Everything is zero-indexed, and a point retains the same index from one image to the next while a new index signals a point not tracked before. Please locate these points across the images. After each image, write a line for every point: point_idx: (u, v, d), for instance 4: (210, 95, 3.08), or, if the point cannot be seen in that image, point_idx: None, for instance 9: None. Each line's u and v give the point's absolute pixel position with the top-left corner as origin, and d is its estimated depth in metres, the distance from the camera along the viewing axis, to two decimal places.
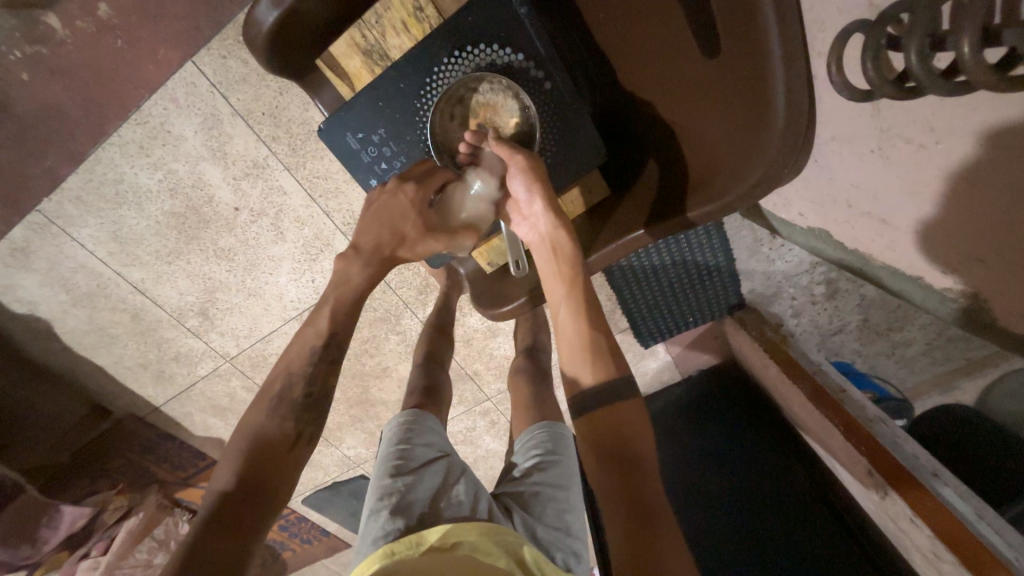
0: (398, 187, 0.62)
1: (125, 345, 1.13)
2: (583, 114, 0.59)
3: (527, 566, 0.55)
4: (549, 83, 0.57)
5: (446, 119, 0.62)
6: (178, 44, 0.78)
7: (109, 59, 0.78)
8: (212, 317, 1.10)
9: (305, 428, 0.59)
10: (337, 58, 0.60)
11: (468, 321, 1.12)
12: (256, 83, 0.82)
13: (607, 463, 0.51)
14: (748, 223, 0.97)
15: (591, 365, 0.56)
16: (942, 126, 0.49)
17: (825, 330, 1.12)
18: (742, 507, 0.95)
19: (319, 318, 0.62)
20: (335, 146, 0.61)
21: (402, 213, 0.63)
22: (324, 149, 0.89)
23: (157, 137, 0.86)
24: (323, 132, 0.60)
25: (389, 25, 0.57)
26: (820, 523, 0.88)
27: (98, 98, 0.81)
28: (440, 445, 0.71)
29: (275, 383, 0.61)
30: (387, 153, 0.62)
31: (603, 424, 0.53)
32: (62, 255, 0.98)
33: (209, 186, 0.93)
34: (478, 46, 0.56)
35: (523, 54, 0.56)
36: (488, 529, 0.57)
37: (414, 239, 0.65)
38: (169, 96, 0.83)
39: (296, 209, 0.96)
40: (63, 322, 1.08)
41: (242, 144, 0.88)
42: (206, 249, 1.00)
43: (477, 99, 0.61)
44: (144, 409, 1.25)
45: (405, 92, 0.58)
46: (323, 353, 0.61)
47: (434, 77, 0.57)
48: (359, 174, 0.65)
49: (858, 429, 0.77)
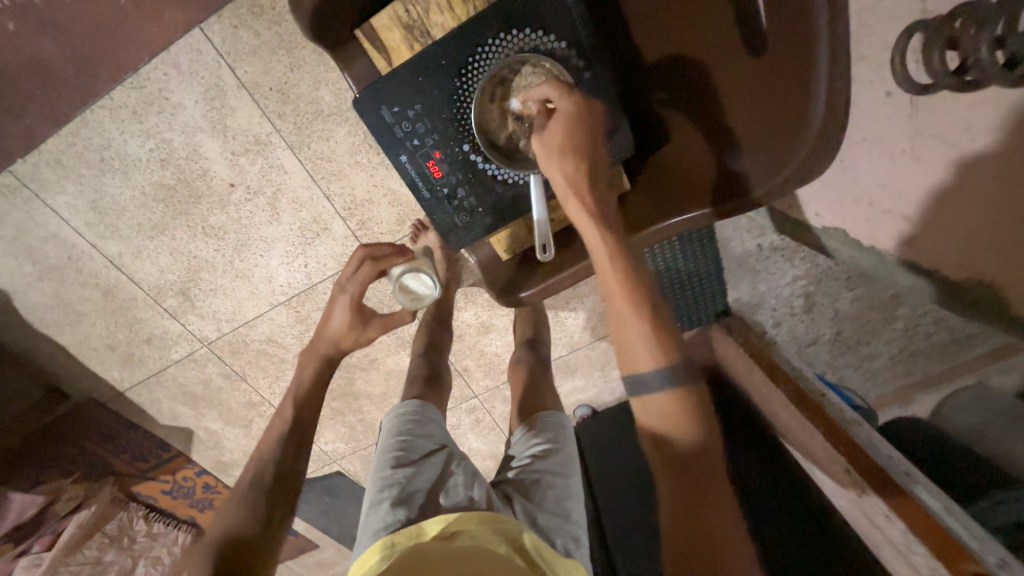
0: (336, 293, 0.75)
1: (93, 324, 1.06)
2: (619, 110, 0.60)
3: (526, 553, 0.55)
4: (588, 73, 0.58)
5: (486, 99, 0.59)
6: (188, 8, 0.76)
7: (111, 16, 0.75)
8: (193, 298, 1.05)
9: (274, 509, 0.64)
10: (376, 31, 0.56)
11: (462, 315, 1.12)
12: (266, 57, 0.80)
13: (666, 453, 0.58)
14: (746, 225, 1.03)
15: (644, 344, 0.57)
16: (977, 125, 0.56)
17: (802, 340, 1.19)
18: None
19: (284, 406, 0.71)
20: (369, 119, 0.58)
21: (339, 314, 0.74)
22: (330, 129, 0.88)
23: (154, 103, 0.83)
24: (356, 103, 0.57)
25: (434, 3, 0.55)
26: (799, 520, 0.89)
27: (93, 57, 0.77)
28: (439, 437, 0.70)
29: (248, 473, 0.67)
30: (421, 130, 0.59)
31: (653, 412, 0.58)
32: (33, 222, 0.92)
33: (205, 159, 0.89)
34: (522, 29, 0.55)
35: (566, 43, 0.56)
36: (487, 518, 0.57)
37: (353, 336, 0.75)
38: (172, 61, 0.80)
39: (296, 190, 0.94)
40: (25, 295, 1.00)
41: (246, 118, 0.86)
42: (194, 226, 0.96)
43: (518, 82, 0.59)
44: (106, 395, 1.17)
45: (446, 70, 0.56)
46: (292, 436, 0.69)
47: (474, 58, 0.56)
48: (388, 151, 0.60)
49: (839, 430, 0.81)
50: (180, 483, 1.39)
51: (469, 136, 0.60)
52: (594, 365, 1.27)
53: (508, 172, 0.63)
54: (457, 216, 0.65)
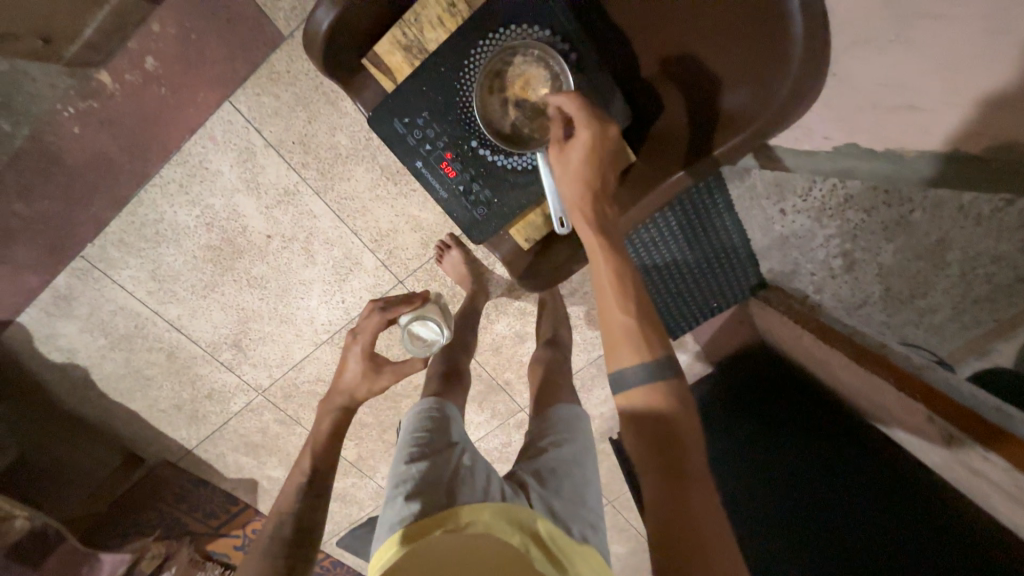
0: (348, 344, 0.77)
1: (160, 387, 1.14)
2: (606, 76, 0.61)
3: (542, 539, 0.55)
4: (574, 54, 0.60)
5: (486, 93, 0.62)
6: (218, 86, 0.86)
7: (154, 106, 0.86)
8: (245, 348, 1.12)
9: (295, 562, 0.63)
10: (380, 56, 0.60)
11: (495, 328, 1.14)
12: (287, 115, 0.89)
13: (644, 430, 0.54)
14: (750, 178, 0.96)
15: (629, 345, 0.56)
16: None
17: (852, 308, 1.02)
18: (788, 494, 0.93)
19: (302, 459, 0.72)
20: (383, 132, 0.62)
21: (352, 363, 0.76)
22: (350, 169, 0.95)
23: (196, 174, 0.93)
24: (372, 120, 0.62)
25: (426, 21, 0.58)
26: (869, 497, 0.84)
27: (143, 143, 0.88)
28: (456, 434, 0.70)
29: (267, 525, 0.67)
30: (431, 134, 0.63)
31: (636, 410, 0.55)
32: (103, 298, 1.02)
33: (243, 217, 0.97)
34: (509, 27, 0.59)
35: (550, 29, 0.59)
36: (500, 509, 0.56)
37: (366, 384, 0.74)
38: (209, 135, 0.90)
39: (326, 231, 1.01)
40: (100, 367, 1.10)
41: (275, 173, 0.94)
42: (240, 280, 1.04)
43: (513, 72, 0.62)
44: (176, 454, 1.24)
45: (446, 75, 0.60)
46: (310, 487, 0.69)
47: (470, 60, 0.60)
48: (405, 160, 0.64)
49: (911, 377, 0.76)
50: (251, 536, 1.42)
51: (475, 132, 0.64)
52: None
53: (515, 160, 0.66)
54: (475, 210, 0.68)
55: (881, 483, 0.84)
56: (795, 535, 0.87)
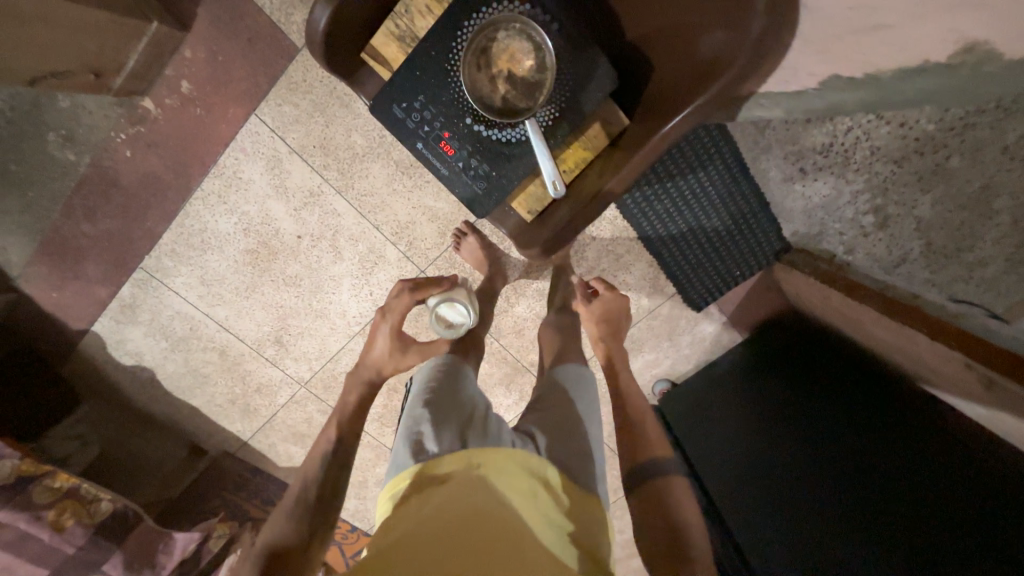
0: (378, 321, 0.82)
1: (216, 383, 1.25)
2: (590, 44, 0.61)
3: (551, 485, 0.61)
4: (556, 25, 0.60)
5: (473, 70, 0.64)
6: (243, 102, 0.94)
7: (192, 125, 0.96)
8: (286, 343, 1.21)
9: (318, 522, 0.64)
10: (376, 49, 0.65)
11: (516, 310, 1.17)
12: (306, 121, 0.97)
13: (653, 522, 0.71)
14: (754, 124, 0.94)
15: (641, 448, 0.79)
16: None
17: (886, 262, 0.90)
18: (836, 462, 0.87)
19: (327, 429, 0.72)
20: (384, 118, 0.66)
21: (380, 340, 0.80)
22: (367, 167, 1.01)
23: (232, 184, 1.02)
24: (373, 106, 0.65)
25: (416, 10, 0.62)
26: (938, 463, 0.76)
27: (185, 160, 0.99)
28: (469, 388, 0.74)
29: (293, 488, 0.68)
30: (429, 116, 0.66)
31: (646, 504, 0.73)
32: (162, 304, 1.14)
33: (275, 220, 1.06)
34: (491, 5, 0.60)
35: (529, 3, 0.60)
36: (514, 455, 0.62)
37: (394, 361, 0.80)
38: (239, 147, 0.98)
39: (350, 228, 1.07)
40: (163, 368, 1.22)
41: (300, 177, 1.02)
42: (277, 279, 1.12)
43: (497, 47, 0.64)
44: (234, 445, 1.36)
45: (436, 59, 0.62)
46: (333, 454, 0.69)
47: (457, 42, 0.62)
48: (407, 144, 0.68)
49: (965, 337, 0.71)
50: None
51: (468, 111, 0.66)
52: (659, 335, 1.26)
53: (508, 133, 0.68)
54: (475, 184, 0.71)
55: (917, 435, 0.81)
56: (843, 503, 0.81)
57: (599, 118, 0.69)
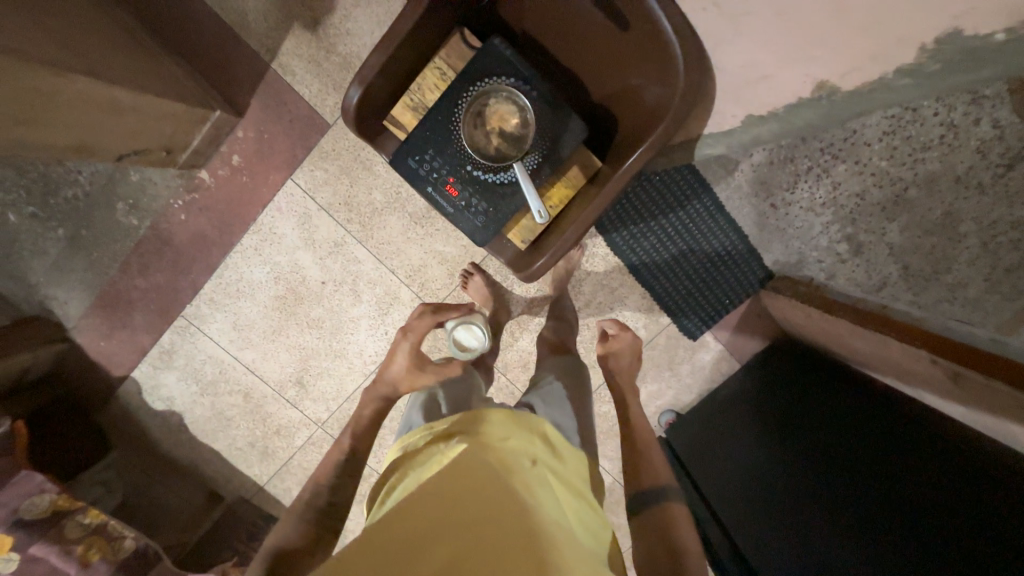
0: (400, 338, 0.86)
1: (238, 426, 1.31)
2: (561, 104, 0.77)
3: (549, 438, 0.68)
4: (536, 93, 0.76)
5: (471, 128, 0.79)
6: (282, 169, 1.12)
7: (238, 190, 1.13)
8: (306, 384, 1.29)
9: (323, 529, 0.69)
10: (396, 117, 0.81)
11: (520, 345, 1.25)
12: (334, 183, 1.13)
13: (653, 549, 0.69)
14: (723, 166, 1.09)
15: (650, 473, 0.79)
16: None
17: (867, 287, 1.01)
18: (849, 480, 0.82)
19: (342, 437, 0.78)
20: (399, 168, 0.80)
21: (399, 356, 0.85)
22: (385, 220, 1.16)
23: (268, 239, 1.16)
24: (392, 161, 0.80)
25: (427, 87, 0.79)
26: (947, 469, 0.72)
27: (229, 220, 1.15)
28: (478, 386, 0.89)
29: (304, 493, 0.73)
30: (435, 166, 0.80)
31: (651, 535, 0.71)
32: (196, 349, 1.24)
33: (303, 269, 1.19)
34: (485, 80, 0.76)
35: (513, 77, 0.76)
36: (517, 415, 0.68)
37: (409, 378, 0.83)
38: (276, 207, 1.14)
39: (369, 272, 1.20)
40: (191, 412, 1.29)
41: (327, 230, 1.16)
42: (302, 322, 1.23)
43: (490, 111, 0.79)
44: (250, 491, 1.37)
45: (441, 122, 0.78)
46: (347, 466, 0.75)
47: (458, 108, 0.77)
48: (418, 188, 0.81)
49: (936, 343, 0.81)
50: None
51: (468, 160, 0.80)
52: (661, 366, 1.30)
53: (501, 176, 0.80)
54: (476, 218, 0.82)
55: (907, 435, 0.81)
56: (837, 508, 0.80)
57: (578, 162, 0.83)
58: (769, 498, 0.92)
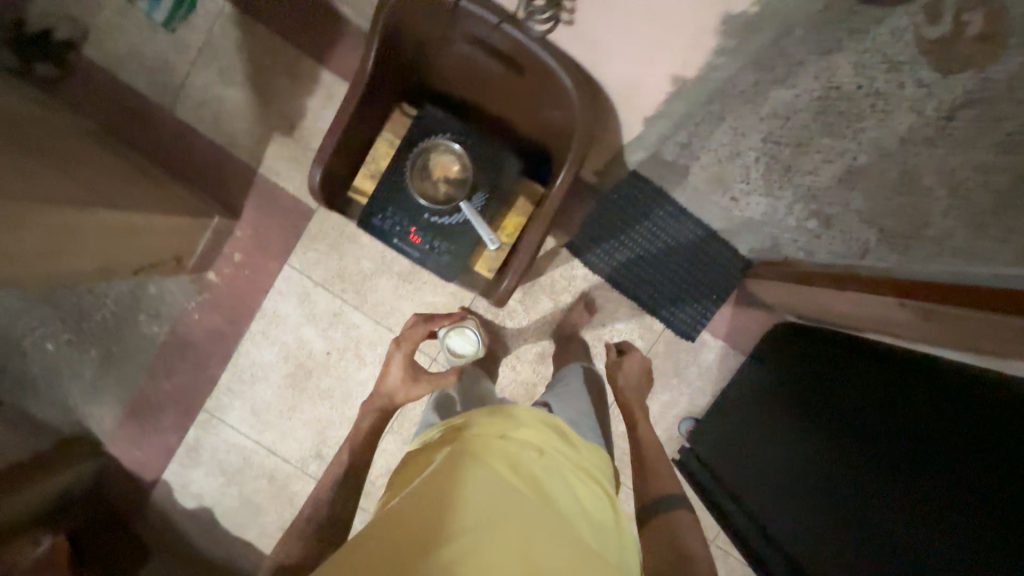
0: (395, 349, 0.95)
1: (267, 512, 1.32)
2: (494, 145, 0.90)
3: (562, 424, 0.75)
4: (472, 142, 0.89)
5: (422, 181, 0.89)
6: (278, 256, 1.24)
7: (242, 283, 1.25)
8: (326, 457, 1.30)
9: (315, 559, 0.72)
10: (357, 185, 0.97)
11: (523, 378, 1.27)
12: (325, 259, 1.24)
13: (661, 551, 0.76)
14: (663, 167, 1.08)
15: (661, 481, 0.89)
16: None
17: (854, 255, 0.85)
18: (850, 454, 0.80)
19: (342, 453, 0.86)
20: (365, 226, 0.90)
21: (393, 363, 0.94)
22: (375, 283, 1.25)
23: (273, 322, 1.26)
24: (360, 223, 0.90)
25: (379, 156, 0.97)
26: (944, 418, 0.69)
27: (236, 312, 1.26)
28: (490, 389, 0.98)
29: (298, 525, 0.77)
30: (395, 218, 0.89)
31: (660, 536, 0.79)
32: (219, 439, 1.30)
33: (308, 343, 1.27)
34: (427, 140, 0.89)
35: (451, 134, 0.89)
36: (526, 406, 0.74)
37: (405, 391, 0.91)
38: (277, 291, 1.25)
39: (369, 335, 1.27)
40: (221, 505, 1.32)
41: (325, 303, 1.25)
42: (314, 395, 1.29)
43: (435, 164, 0.90)
44: None
45: (396, 182, 0.89)
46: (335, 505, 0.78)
47: (408, 167, 0.88)
48: (384, 241, 0.90)
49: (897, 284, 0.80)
50: None
51: (424, 209, 0.88)
52: (667, 373, 1.29)
53: (456, 218, 0.88)
54: (440, 259, 0.90)
55: (913, 380, 0.78)
56: (862, 477, 0.76)
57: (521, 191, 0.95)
58: (797, 484, 0.89)
